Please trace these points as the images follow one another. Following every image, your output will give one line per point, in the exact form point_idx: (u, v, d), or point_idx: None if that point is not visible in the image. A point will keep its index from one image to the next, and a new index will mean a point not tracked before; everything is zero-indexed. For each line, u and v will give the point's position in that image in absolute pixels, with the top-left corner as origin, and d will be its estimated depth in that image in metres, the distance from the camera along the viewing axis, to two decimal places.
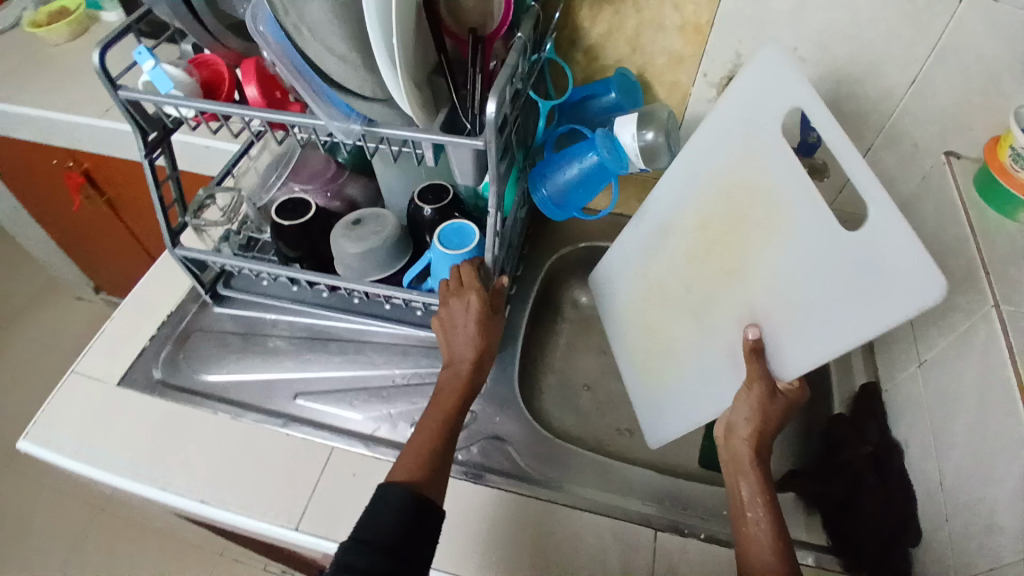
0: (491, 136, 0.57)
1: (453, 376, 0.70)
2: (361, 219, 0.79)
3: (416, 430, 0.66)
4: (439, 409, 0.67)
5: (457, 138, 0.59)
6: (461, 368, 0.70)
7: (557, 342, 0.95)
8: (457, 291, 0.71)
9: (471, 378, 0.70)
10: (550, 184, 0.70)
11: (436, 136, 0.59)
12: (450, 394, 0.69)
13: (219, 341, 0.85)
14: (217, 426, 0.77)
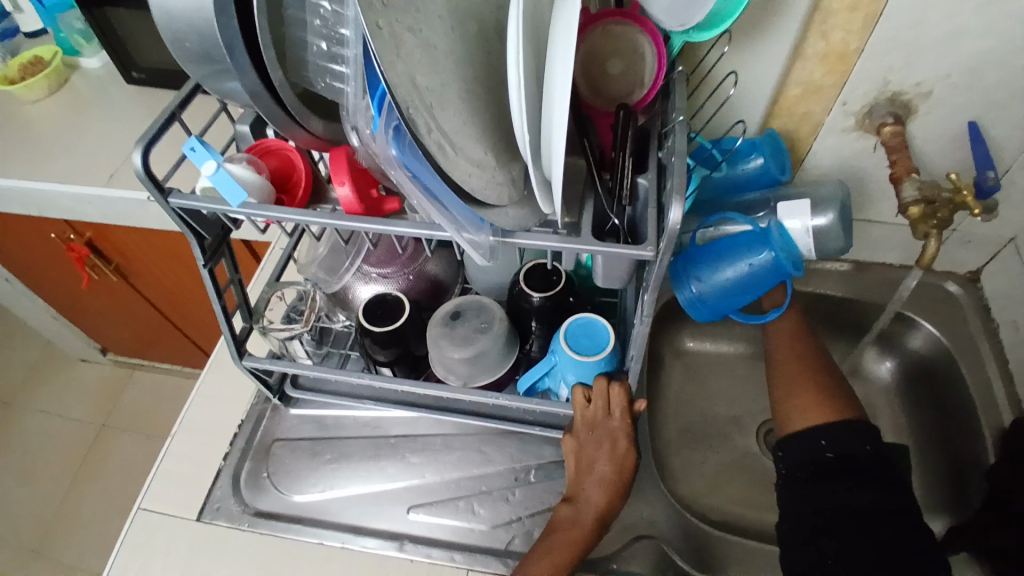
0: (664, 248, 0.47)
1: (574, 518, 0.62)
2: (461, 312, 0.68)
3: (524, 572, 0.59)
4: (554, 556, 0.60)
5: (620, 250, 0.48)
6: (584, 515, 0.62)
7: (663, 395, 0.87)
8: (599, 418, 0.63)
9: (593, 530, 0.62)
10: (703, 284, 0.61)
11: (594, 248, 0.48)
12: (565, 545, 0.61)
13: (301, 451, 0.74)
14: (326, 558, 0.67)
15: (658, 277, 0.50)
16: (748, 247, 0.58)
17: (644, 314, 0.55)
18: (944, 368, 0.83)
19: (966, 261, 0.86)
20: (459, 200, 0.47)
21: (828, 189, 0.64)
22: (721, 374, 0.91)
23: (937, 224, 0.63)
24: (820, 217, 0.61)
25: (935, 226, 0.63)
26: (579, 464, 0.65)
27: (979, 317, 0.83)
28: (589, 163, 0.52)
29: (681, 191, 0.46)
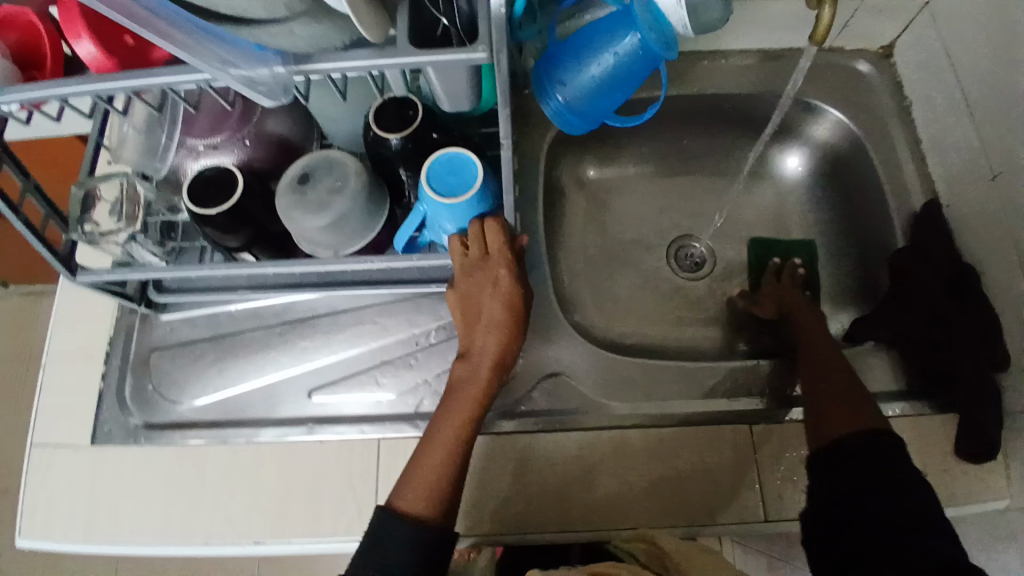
0: (497, 42, 0.39)
1: (470, 374, 0.59)
2: (310, 173, 0.58)
3: (427, 441, 0.57)
4: (456, 418, 0.57)
5: (448, 54, 0.39)
6: (479, 368, 0.58)
7: (571, 231, 0.83)
8: (476, 264, 0.57)
9: (492, 381, 0.58)
10: (568, 89, 0.50)
11: (411, 60, 0.39)
12: (466, 404, 0.58)
13: (186, 355, 0.69)
14: (234, 457, 0.65)
15: (503, 82, 0.42)
16: (612, 33, 0.47)
17: (503, 135, 0.47)
18: (855, 156, 0.79)
19: (880, 34, 0.78)
20: (230, 27, 0.37)
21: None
22: (630, 199, 0.86)
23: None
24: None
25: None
26: (467, 316, 0.60)
27: (893, 96, 0.77)
28: None
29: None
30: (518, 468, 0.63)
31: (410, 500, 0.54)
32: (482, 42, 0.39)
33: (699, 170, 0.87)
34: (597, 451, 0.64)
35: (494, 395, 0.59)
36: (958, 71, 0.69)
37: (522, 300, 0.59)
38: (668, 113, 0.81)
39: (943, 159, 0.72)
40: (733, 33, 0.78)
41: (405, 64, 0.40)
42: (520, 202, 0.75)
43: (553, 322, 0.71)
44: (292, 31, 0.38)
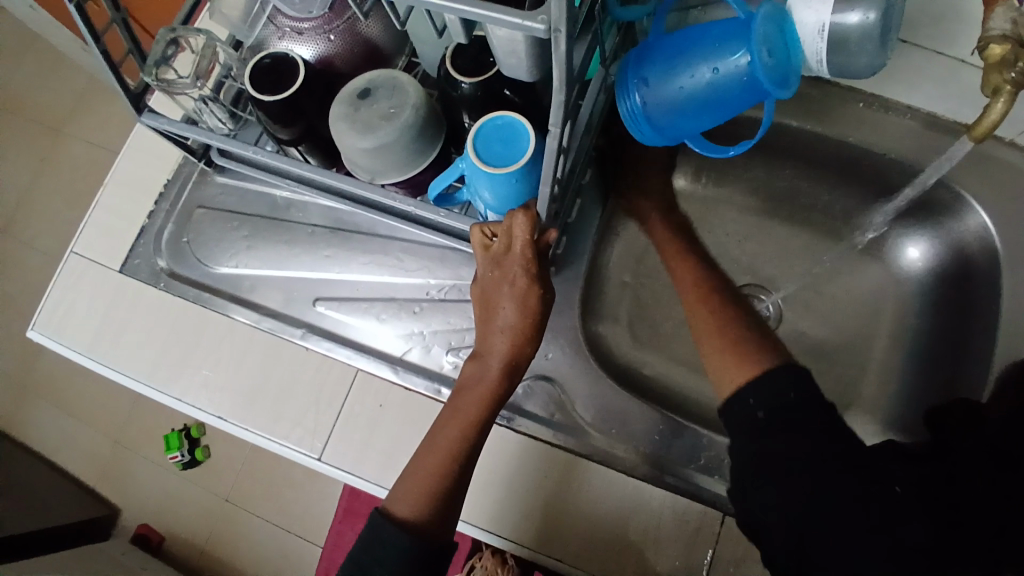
0: (555, 18, 0.33)
1: (479, 375, 0.51)
2: (371, 90, 0.55)
3: (425, 446, 0.50)
4: (455, 423, 0.50)
5: (504, 16, 0.34)
6: (489, 370, 0.51)
7: (632, 236, 0.77)
8: (497, 260, 0.51)
9: (502, 383, 0.51)
10: (650, 92, 0.43)
11: (463, 9, 0.35)
12: (470, 407, 0.50)
13: (224, 222, 0.72)
14: (229, 331, 0.68)
15: (560, 67, 0.36)
16: (718, 45, 0.40)
17: (553, 121, 0.42)
18: (988, 274, 0.65)
19: None
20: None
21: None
22: (711, 226, 0.78)
23: (1017, 79, 0.42)
24: (854, 11, 0.39)
25: (1012, 82, 0.42)
26: (485, 315, 0.53)
27: None
28: None
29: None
30: (503, 464, 0.62)
31: (406, 507, 0.48)
32: (540, 14, 0.33)
33: (800, 223, 0.77)
34: (554, 468, 0.62)
35: (502, 403, 0.51)
36: None
37: (544, 299, 0.51)
38: (787, 148, 0.71)
39: None
40: (903, 85, 0.65)
41: (457, 10, 0.35)
42: (586, 188, 0.69)
43: (568, 325, 0.66)
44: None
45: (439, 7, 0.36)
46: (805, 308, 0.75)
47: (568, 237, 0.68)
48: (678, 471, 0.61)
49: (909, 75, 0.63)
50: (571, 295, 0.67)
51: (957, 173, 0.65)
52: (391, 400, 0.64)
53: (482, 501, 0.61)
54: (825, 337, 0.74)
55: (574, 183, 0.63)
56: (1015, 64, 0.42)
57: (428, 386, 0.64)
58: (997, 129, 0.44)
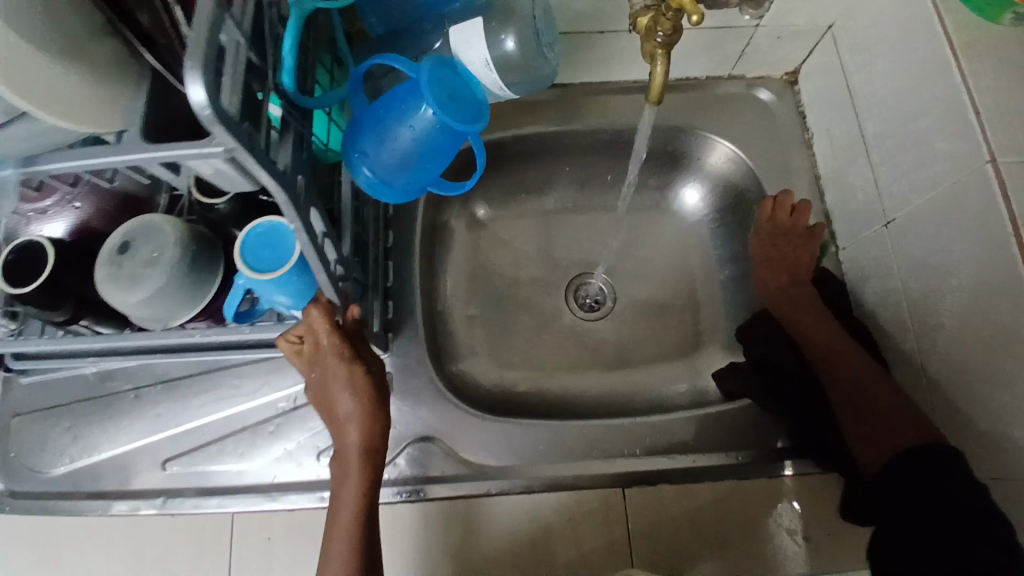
0: (226, 141, 0.35)
1: (342, 473, 0.49)
2: (130, 243, 0.54)
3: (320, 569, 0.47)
4: (340, 528, 0.48)
5: (182, 151, 0.36)
6: (350, 461, 0.49)
7: (465, 272, 0.80)
8: (313, 358, 0.51)
9: (368, 470, 0.49)
10: (373, 161, 0.46)
11: (142, 156, 0.36)
12: (345, 509, 0.48)
13: (45, 422, 0.67)
14: (87, 531, 0.63)
15: (262, 174, 0.38)
16: (406, 105, 0.44)
17: (291, 219, 0.43)
18: (756, 193, 0.74)
19: (784, 61, 0.73)
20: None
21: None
22: (531, 237, 0.82)
23: (663, 41, 0.46)
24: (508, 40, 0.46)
25: (662, 45, 0.46)
26: (326, 413, 0.51)
27: (795, 126, 0.74)
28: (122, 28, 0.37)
29: (201, 58, 0.32)
30: (408, 537, 0.62)
31: None
32: (216, 139, 0.35)
33: (599, 204, 0.83)
34: (460, 518, 0.62)
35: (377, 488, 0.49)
36: (855, 101, 0.66)
37: (372, 372, 0.51)
38: (559, 149, 0.77)
39: (844, 196, 0.68)
40: (624, 66, 0.73)
41: (140, 160, 0.36)
42: (394, 250, 0.71)
43: (426, 379, 0.67)
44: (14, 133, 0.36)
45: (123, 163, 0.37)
46: (635, 276, 0.81)
47: (394, 301, 0.70)
48: (572, 466, 0.64)
49: (625, 56, 0.71)
50: (417, 353, 0.68)
51: (750, 136, 0.74)
52: (279, 527, 0.62)
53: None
54: (661, 295, 0.80)
55: (373, 252, 0.65)
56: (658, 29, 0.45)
57: (309, 497, 0.62)
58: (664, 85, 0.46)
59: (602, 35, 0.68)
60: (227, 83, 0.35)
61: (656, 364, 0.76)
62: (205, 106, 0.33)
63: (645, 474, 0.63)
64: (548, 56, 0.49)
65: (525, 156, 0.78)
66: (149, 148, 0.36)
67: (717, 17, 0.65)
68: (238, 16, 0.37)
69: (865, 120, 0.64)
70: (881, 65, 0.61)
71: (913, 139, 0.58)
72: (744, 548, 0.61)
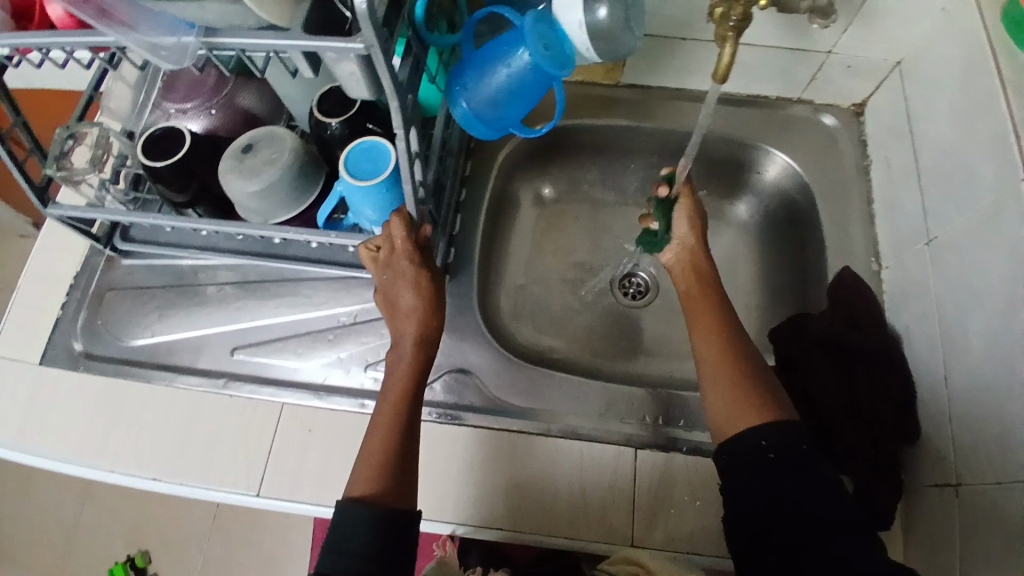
0: (368, 37, 0.43)
1: (397, 359, 0.58)
2: (253, 144, 0.63)
3: (367, 434, 0.55)
4: (388, 402, 0.56)
5: (331, 43, 0.44)
6: (405, 350, 0.58)
7: (522, 241, 0.86)
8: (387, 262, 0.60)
9: (418, 360, 0.58)
10: (471, 97, 0.54)
11: (300, 42, 0.44)
12: (396, 383, 0.57)
13: (137, 298, 0.76)
14: (155, 395, 0.71)
15: (387, 75, 0.46)
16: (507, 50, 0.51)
17: (397, 127, 0.51)
18: (808, 209, 0.78)
19: (853, 92, 0.79)
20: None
21: None
22: (587, 221, 0.89)
23: (735, 26, 0.51)
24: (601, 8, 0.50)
25: (733, 29, 0.51)
26: (390, 309, 0.60)
27: (854, 153, 0.79)
28: None
29: None
30: (432, 456, 0.66)
31: (362, 483, 0.52)
32: (361, 35, 0.43)
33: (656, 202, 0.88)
34: (487, 449, 0.67)
35: (423, 377, 0.58)
36: (914, 132, 0.70)
37: (434, 279, 0.59)
38: (627, 143, 0.84)
39: (892, 220, 0.72)
40: (701, 76, 0.80)
41: (297, 45, 0.45)
42: (464, 204, 0.78)
43: (472, 321, 0.73)
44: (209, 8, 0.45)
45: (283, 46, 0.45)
46: None
47: (457, 248, 0.76)
48: (592, 422, 0.68)
49: (702, 65, 0.78)
50: (468, 297, 0.75)
51: (809, 156, 0.79)
52: (319, 425, 0.68)
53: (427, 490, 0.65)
54: None
55: (447, 197, 0.72)
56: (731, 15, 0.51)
57: (351, 402, 0.69)
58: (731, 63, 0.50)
59: (684, 42, 0.74)
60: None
61: (686, 355, 0.80)
62: (362, 3, 0.41)
63: (661, 441, 0.67)
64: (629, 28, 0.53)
65: (595, 146, 0.85)
66: (306, 38, 0.45)
67: (797, 37, 0.71)
68: None
69: (921, 149, 0.68)
70: (944, 98, 0.65)
71: (963, 164, 0.62)
72: None
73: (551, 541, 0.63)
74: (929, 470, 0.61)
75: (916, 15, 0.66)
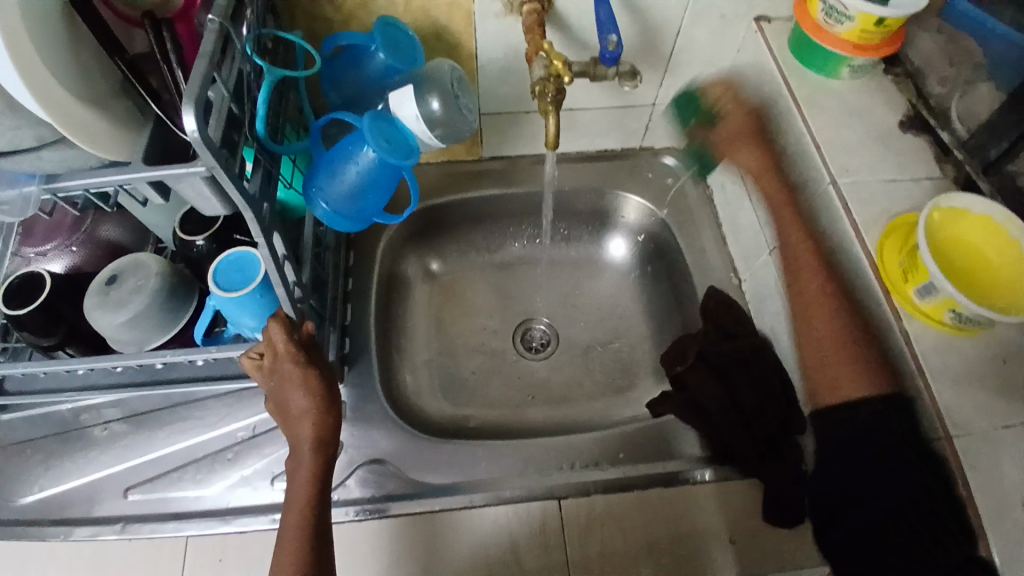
0: (209, 160, 0.45)
1: (297, 464, 0.57)
2: (117, 275, 0.62)
3: (276, 549, 0.53)
4: (293, 509, 0.55)
5: (172, 170, 0.46)
6: (303, 453, 0.57)
7: (419, 318, 0.88)
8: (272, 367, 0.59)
9: (319, 459, 0.57)
10: (328, 196, 0.57)
11: (141, 173, 0.45)
12: (300, 490, 0.56)
13: (13, 457, 0.70)
14: (40, 560, 0.63)
15: (235, 191, 0.48)
16: (352, 150, 0.55)
17: (256, 236, 0.52)
18: (670, 241, 0.86)
19: (683, 133, 0.89)
20: None
21: (441, 70, 0.59)
22: (478, 287, 0.92)
23: (552, 100, 0.60)
24: (433, 102, 0.56)
25: (551, 103, 0.60)
26: (282, 415, 0.59)
27: (697, 184, 0.88)
28: (135, 85, 0.48)
29: (195, 96, 0.43)
30: (356, 555, 0.64)
31: None
32: (201, 158, 0.45)
33: (537, 258, 0.93)
34: (413, 534, 0.65)
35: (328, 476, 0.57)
36: (738, 160, 0.80)
37: (323, 375, 0.60)
38: (500, 209, 0.89)
39: (739, 237, 0.81)
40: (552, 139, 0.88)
41: (139, 177, 0.46)
42: (352, 294, 0.79)
43: (379, 406, 0.73)
44: (46, 155, 0.45)
45: (125, 180, 0.46)
46: (574, 320, 0.90)
47: (350, 337, 0.77)
48: (512, 481, 0.69)
49: None
50: (371, 383, 0.75)
51: (661, 193, 0.87)
52: (231, 549, 0.64)
53: None
54: (598, 336, 0.88)
55: (331, 290, 0.74)
56: (546, 93, 0.59)
57: (262, 517, 0.66)
58: (555, 135, 0.60)
59: (528, 114, 0.81)
60: (213, 117, 0.46)
61: (594, 395, 0.83)
62: (196, 130, 0.43)
63: (578, 485, 0.69)
64: (465, 114, 0.59)
65: (471, 217, 0.90)
66: (148, 169, 0.46)
67: (622, 96, 0.80)
68: (225, 74, 0.48)
69: (746, 172, 0.78)
70: None
71: None
72: (679, 549, 0.65)
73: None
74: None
75: (715, 63, 0.77)
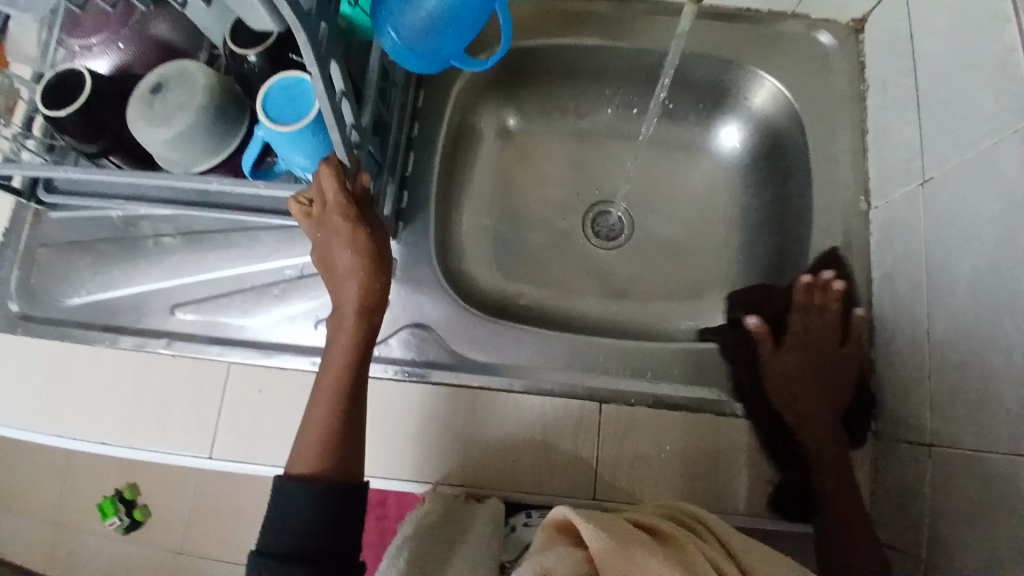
0: None
1: (339, 324, 0.54)
2: (162, 84, 0.56)
3: (310, 406, 0.53)
4: (331, 371, 0.53)
5: None
6: (346, 315, 0.54)
7: (486, 179, 0.79)
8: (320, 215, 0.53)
9: (362, 325, 0.53)
10: (400, 25, 0.46)
11: None
12: (339, 352, 0.53)
13: (71, 254, 0.71)
14: (94, 359, 0.66)
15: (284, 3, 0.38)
16: None
17: (309, 64, 0.43)
18: (794, 141, 0.71)
19: (850, 3, 0.70)
20: None
21: None
22: (557, 155, 0.81)
23: None
24: None
25: None
26: (328, 268, 0.55)
27: (848, 75, 0.71)
28: None
29: None
30: (389, 415, 0.63)
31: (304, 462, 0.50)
32: None
33: (630, 133, 0.81)
34: (448, 407, 0.63)
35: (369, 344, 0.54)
36: (913, 54, 0.62)
37: (374, 235, 0.54)
38: (598, 67, 0.75)
39: (884, 152, 0.66)
40: None
41: None
42: (416, 142, 0.71)
43: (430, 271, 0.68)
44: None
45: None
46: (656, 211, 0.79)
47: (409, 190, 0.70)
48: (556, 375, 0.65)
49: None
50: (425, 245, 0.69)
51: (798, 79, 0.71)
52: (270, 389, 0.64)
53: (382, 450, 0.62)
54: (680, 235, 0.78)
55: (393, 134, 0.65)
56: None
57: (302, 359, 0.65)
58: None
59: None
60: None
61: (660, 298, 0.76)
62: None
63: (625, 395, 0.64)
64: None
65: (563, 71, 0.77)
66: None
67: None
68: None
69: (920, 72, 0.61)
70: (945, 16, 0.57)
71: (968, 91, 0.54)
72: (714, 480, 0.61)
73: (512, 497, 0.62)
74: (902, 425, 0.58)
75: None
